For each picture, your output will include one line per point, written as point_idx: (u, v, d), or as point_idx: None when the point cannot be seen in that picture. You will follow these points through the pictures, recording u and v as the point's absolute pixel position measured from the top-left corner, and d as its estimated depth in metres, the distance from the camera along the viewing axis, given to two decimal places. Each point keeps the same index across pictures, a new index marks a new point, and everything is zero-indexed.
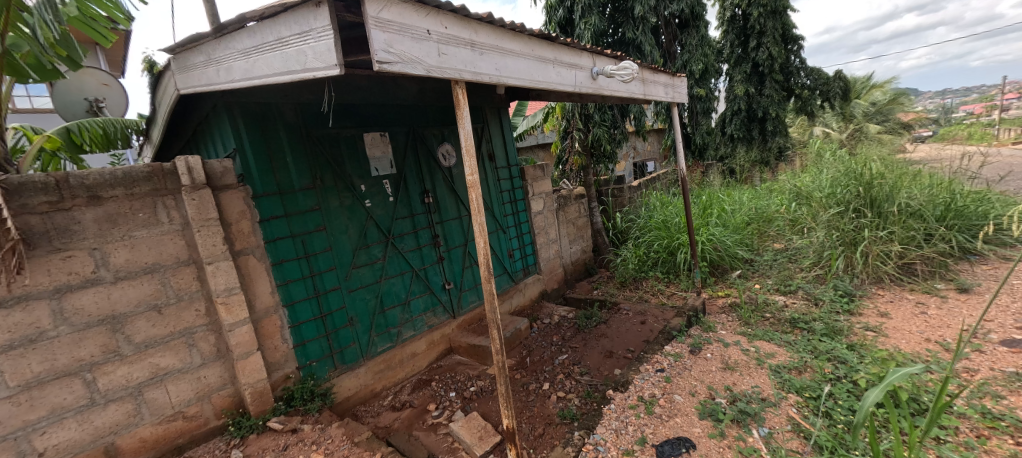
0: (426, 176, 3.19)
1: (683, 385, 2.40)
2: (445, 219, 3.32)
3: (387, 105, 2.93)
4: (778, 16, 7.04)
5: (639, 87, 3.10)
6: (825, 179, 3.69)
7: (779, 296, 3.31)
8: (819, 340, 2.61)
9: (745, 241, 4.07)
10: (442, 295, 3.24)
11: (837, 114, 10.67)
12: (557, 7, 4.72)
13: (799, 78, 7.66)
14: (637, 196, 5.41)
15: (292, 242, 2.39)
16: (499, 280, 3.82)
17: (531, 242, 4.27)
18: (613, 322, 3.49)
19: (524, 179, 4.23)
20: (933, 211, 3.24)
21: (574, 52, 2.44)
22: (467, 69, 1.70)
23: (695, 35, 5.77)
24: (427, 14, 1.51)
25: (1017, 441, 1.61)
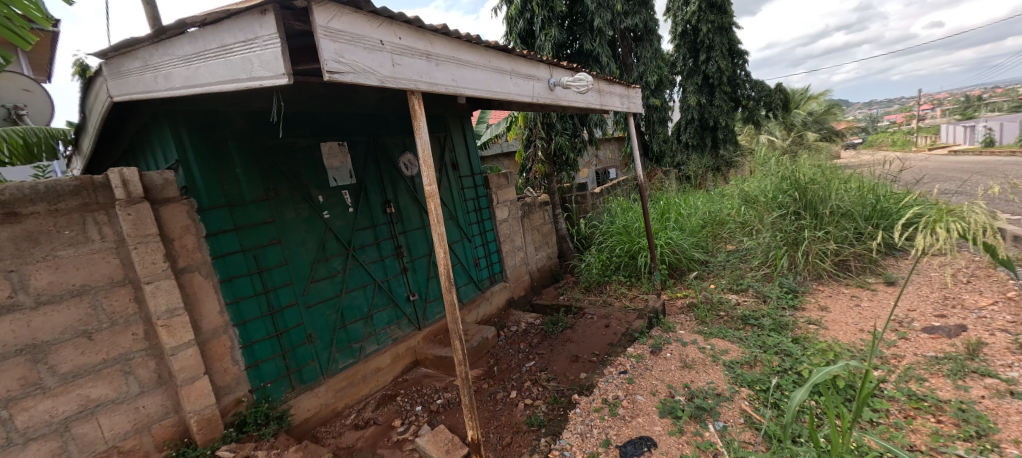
0: (388, 185, 3.13)
1: (644, 385, 2.47)
2: (409, 229, 3.26)
3: (346, 113, 2.86)
4: (724, 32, 7.51)
5: (596, 98, 3.21)
6: (769, 184, 3.96)
7: (731, 295, 3.50)
8: (768, 335, 2.77)
9: (700, 243, 4.26)
10: (407, 307, 3.18)
11: (780, 123, 11.44)
12: (518, 18, 4.83)
13: (745, 89, 8.18)
14: (599, 202, 5.56)
15: (243, 257, 2.26)
16: (465, 289, 3.79)
17: (496, 250, 4.27)
18: (578, 326, 3.54)
19: (488, 187, 4.24)
20: (862, 212, 3.54)
21: (531, 64, 2.50)
22: (422, 80, 1.70)
23: (649, 49, 6.07)
24: (379, 24, 1.50)
25: (938, 419, 1.77)
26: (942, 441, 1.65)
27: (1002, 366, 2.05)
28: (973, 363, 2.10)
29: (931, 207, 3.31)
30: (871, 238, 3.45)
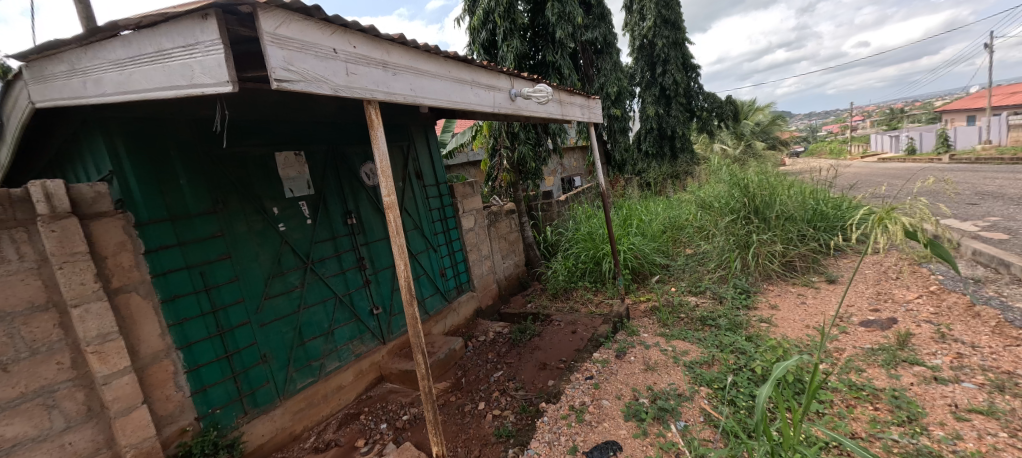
0: (349, 196, 3.04)
1: (610, 389, 2.51)
2: (371, 240, 3.17)
3: (302, 121, 2.76)
4: (678, 47, 7.92)
5: (557, 108, 3.28)
6: (722, 191, 4.17)
7: (691, 297, 3.64)
8: (724, 334, 2.90)
9: (661, 248, 4.40)
10: (370, 321, 3.07)
11: (732, 133, 12.11)
12: (480, 29, 4.88)
13: (698, 101, 8.64)
14: (564, 209, 5.64)
15: (188, 274, 2.11)
16: (431, 301, 3.72)
17: (463, 260, 4.23)
18: (546, 334, 3.56)
19: (454, 196, 4.20)
20: (806, 217, 3.79)
21: (492, 75, 2.52)
22: (379, 89, 1.68)
23: (608, 61, 6.27)
24: (332, 32, 1.48)
25: (875, 407, 1.91)
26: (879, 427, 1.77)
27: (927, 355, 2.24)
28: (903, 352, 2.28)
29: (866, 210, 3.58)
30: (813, 241, 3.70)
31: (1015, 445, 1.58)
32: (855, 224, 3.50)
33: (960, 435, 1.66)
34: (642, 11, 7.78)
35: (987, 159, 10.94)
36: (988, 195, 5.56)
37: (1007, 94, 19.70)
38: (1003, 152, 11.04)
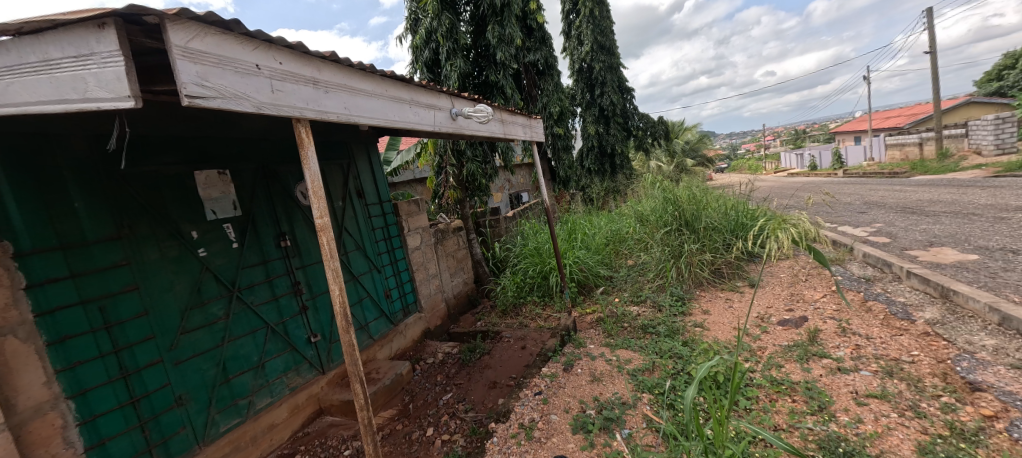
0: (282, 217, 2.86)
1: (558, 403, 2.53)
2: (308, 263, 2.98)
3: (228, 137, 2.57)
4: (613, 70, 8.46)
5: (499, 127, 3.35)
6: (656, 204, 4.43)
7: (633, 306, 3.79)
8: (663, 341, 3.05)
9: (604, 260, 4.57)
10: (307, 351, 2.87)
11: (666, 150, 13.00)
12: (423, 48, 4.89)
13: (634, 121, 9.23)
14: (512, 225, 5.68)
15: (84, 311, 1.85)
16: (375, 324, 3.55)
17: (409, 280, 4.10)
18: (496, 351, 3.53)
19: (398, 214, 4.09)
20: (728, 228, 4.13)
21: (432, 94, 2.52)
22: (309, 107, 1.62)
23: (551, 82, 6.46)
24: (255, 48, 1.42)
25: (793, 399, 2.10)
26: (797, 418, 1.94)
27: (832, 348, 2.51)
28: (813, 347, 2.54)
29: (773, 220, 3.97)
30: (733, 250, 4.04)
31: (903, 423, 1.80)
32: (764, 235, 3.87)
33: (861, 418, 1.86)
34: (579, 37, 8.23)
35: (871, 174, 12.71)
36: (874, 204, 6.44)
37: (884, 119, 23.14)
38: (883, 168, 12.90)
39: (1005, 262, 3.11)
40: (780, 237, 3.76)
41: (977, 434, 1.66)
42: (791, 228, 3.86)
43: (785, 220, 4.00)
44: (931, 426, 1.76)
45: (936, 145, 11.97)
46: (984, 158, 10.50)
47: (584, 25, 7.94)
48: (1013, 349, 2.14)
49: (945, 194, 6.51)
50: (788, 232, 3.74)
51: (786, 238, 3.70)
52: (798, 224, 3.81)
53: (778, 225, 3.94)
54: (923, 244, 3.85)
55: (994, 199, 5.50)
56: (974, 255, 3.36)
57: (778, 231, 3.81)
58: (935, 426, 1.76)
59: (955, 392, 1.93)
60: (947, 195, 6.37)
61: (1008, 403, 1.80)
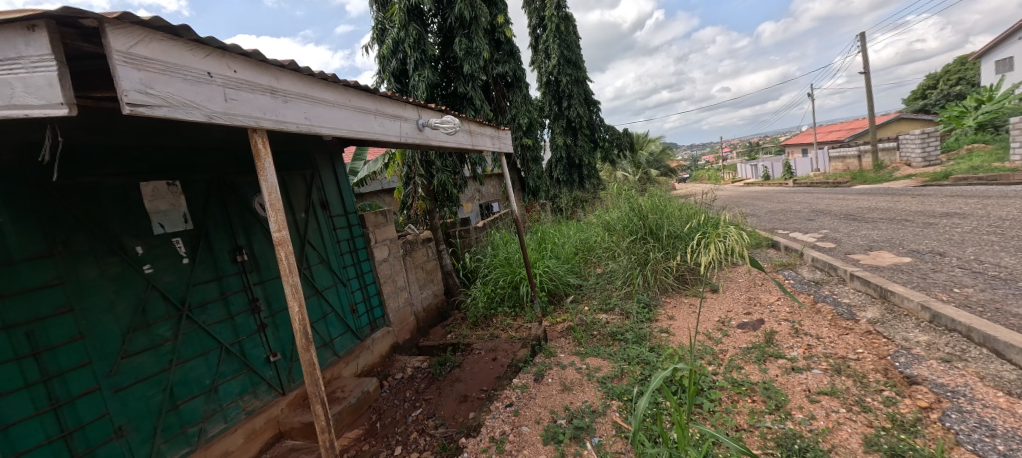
0: (238, 230, 2.72)
1: (529, 414, 2.52)
2: (267, 279, 2.84)
3: (179, 146, 2.44)
4: (580, 84, 8.70)
5: (467, 138, 3.35)
6: (622, 213, 4.54)
7: (602, 315, 3.85)
8: (631, 347, 3.11)
9: (573, 269, 4.63)
10: (265, 371, 2.72)
11: (631, 162, 13.42)
12: (390, 58, 4.86)
13: (600, 133, 9.48)
14: (482, 236, 5.65)
15: (8, 337, 1.68)
16: (341, 341, 3.42)
17: (376, 293, 3.98)
18: (466, 364, 3.48)
19: (364, 226, 3.97)
20: (688, 236, 4.20)
21: (398, 105, 2.50)
22: (266, 116, 1.57)
23: (519, 94, 6.56)
24: (206, 55, 1.38)
25: (753, 399, 2.18)
26: (756, 418, 2.02)
27: (786, 349, 2.64)
28: (769, 348, 2.67)
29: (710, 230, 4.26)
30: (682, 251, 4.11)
31: (850, 418, 1.91)
32: (701, 247, 4.09)
33: (814, 415, 1.96)
34: (546, 50, 8.42)
35: (818, 184, 13.62)
36: (821, 212, 6.89)
37: (827, 133, 24.92)
38: (828, 178, 13.85)
39: (934, 264, 3.39)
40: (712, 250, 4.02)
41: (914, 425, 1.78)
42: (724, 240, 4.11)
43: (717, 229, 4.26)
44: (875, 419, 1.87)
45: (873, 157, 13.00)
46: (914, 169, 11.48)
47: (551, 39, 8.13)
48: (943, 343, 2.33)
49: (882, 202, 7.06)
50: (720, 245, 4.00)
51: (717, 251, 3.96)
52: (733, 236, 4.04)
53: (716, 236, 4.16)
54: (864, 248, 4.15)
55: (923, 207, 6.01)
56: (908, 257, 3.65)
57: (713, 243, 4.05)
58: (879, 419, 1.87)
59: (895, 386, 2.07)
60: (884, 203, 6.90)
61: (940, 394, 1.95)
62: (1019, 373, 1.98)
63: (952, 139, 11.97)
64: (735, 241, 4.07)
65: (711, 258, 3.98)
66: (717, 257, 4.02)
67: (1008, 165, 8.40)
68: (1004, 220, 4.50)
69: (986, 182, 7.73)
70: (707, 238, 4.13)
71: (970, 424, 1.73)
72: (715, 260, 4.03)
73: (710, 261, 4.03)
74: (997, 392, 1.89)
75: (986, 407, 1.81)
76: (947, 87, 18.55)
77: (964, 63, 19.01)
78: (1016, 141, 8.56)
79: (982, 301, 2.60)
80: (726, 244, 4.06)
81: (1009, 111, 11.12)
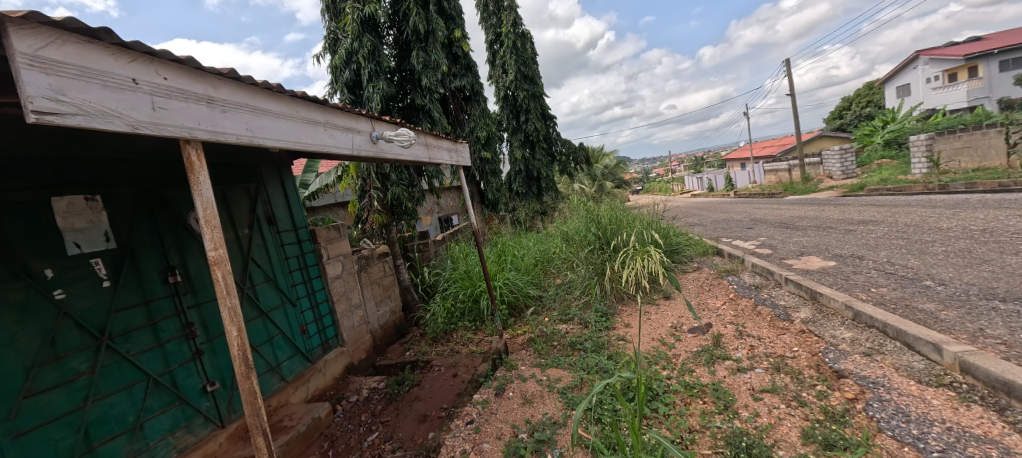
0: (171, 248, 2.50)
1: (490, 431, 2.47)
2: (203, 301, 2.62)
3: (101, 158, 2.22)
4: (536, 99, 8.89)
5: (423, 151, 3.31)
6: (580, 225, 4.71)
7: (561, 325, 3.89)
8: (590, 356, 3.15)
9: (533, 281, 4.65)
10: (201, 403, 2.49)
11: (588, 174, 13.81)
12: (343, 68, 4.72)
13: (557, 146, 9.71)
14: (441, 249, 5.57)
15: None
16: (288, 364, 3.22)
17: (329, 312, 3.78)
18: (426, 381, 3.38)
19: (315, 241, 3.78)
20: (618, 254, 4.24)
21: (349, 116, 2.43)
22: (201, 127, 1.49)
23: (477, 108, 6.63)
24: (130, 60, 1.29)
25: (704, 400, 2.28)
26: (707, 418, 2.11)
27: (732, 350, 2.79)
28: (717, 350, 2.81)
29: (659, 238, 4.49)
30: (614, 266, 4.17)
31: (790, 412, 2.04)
32: (624, 264, 4.14)
33: (758, 412, 2.08)
34: (503, 65, 8.57)
35: (755, 195, 14.69)
36: (758, 221, 7.42)
37: (762, 148, 27.03)
38: (764, 190, 15.00)
39: (855, 266, 3.75)
40: (636, 269, 4.05)
41: (843, 415, 1.93)
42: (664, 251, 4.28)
43: (647, 248, 4.24)
44: (810, 412, 2.02)
45: (801, 171, 14.25)
46: (835, 180, 12.70)
47: (508, 55, 8.29)
48: (864, 339, 2.56)
49: (810, 211, 7.73)
50: (641, 263, 4.02)
51: (638, 271, 4.00)
52: (656, 255, 4.04)
53: (643, 255, 4.15)
54: (796, 254, 4.51)
55: (843, 215, 6.65)
56: (833, 261, 4.00)
57: (635, 263, 4.08)
58: (814, 412, 2.01)
59: (826, 381, 2.24)
60: (812, 212, 7.57)
61: (864, 385, 2.13)
62: (926, 363, 2.21)
63: (864, 154, 13.39)
64: (658, 261, 4.07)
65: (631, 278, 4.03)
66: (636, 276, 4.06)
67: (911, 177, 9.48)
68: (909, 226, 5.07)
69: (894, 193, 8.70)
70: (634, 255, 4.15)
71: (889, 412, 1.90)
72: (637, 278, 4.06)
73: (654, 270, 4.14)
74: (910, 381, 2.09)
75: (900, 395, 2.00)
76: (859, 108, 20.80)
77: (871, 87, 21.47)
78: (915, 157, 9.71)
79: (894, 299, 2.90)
80: (646, 265, 4.08)
81: (909, 130, 12.64)
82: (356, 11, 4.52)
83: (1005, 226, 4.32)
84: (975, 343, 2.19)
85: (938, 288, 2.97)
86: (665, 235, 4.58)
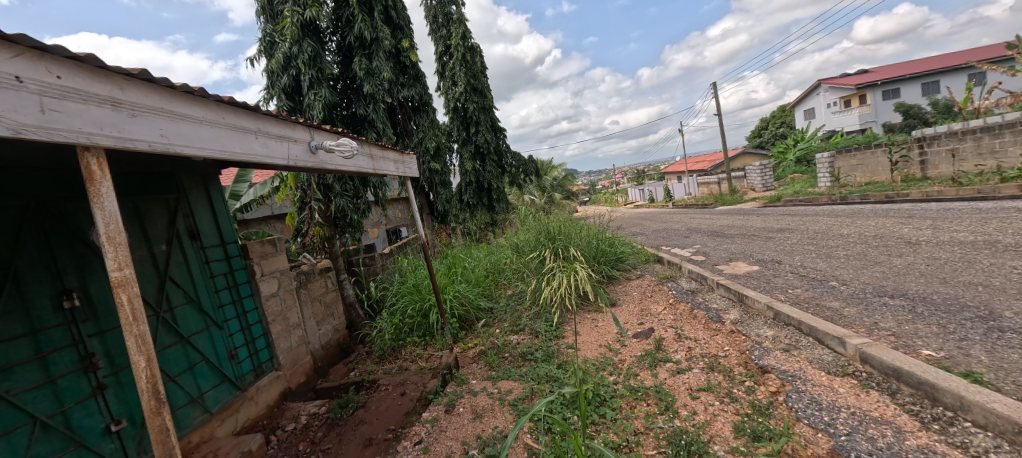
0: (67, 269, 2.19)
1: (440, 449, 2.40)
2: (106, 328, 2.30)
3: None
4: (485, 111, 8.97)
5: (367, 162, 3.18)
6: (530, 236, 4.78)
7: (512, 336, 3.88)
8: (540, 366, 3.17)
9: (483, 292, 4.61)
10: (104, 445, 2.17)
11: (537, 186, 14.09)
12: (280, 73, 4.46)
13: (506, 158, 9.82)
14: (388, 262, 5.39)
15: None
16: (213, 394, 2.92)
17: (262, 334, 3.49)
18: (371, 403, 3.22)
19: (246, 257, 3.48)
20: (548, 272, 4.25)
21: (285, 125, 2.29)
22: (104, 133, 1.37)
23: (426, 118, 6.58)
24: (17, 56, 1.19)
25: (647, 402, 2.37)
26: (651, 420, 2.19)
27: (672, 353, 2.94)
28: (659, 353, 2.94)
29: (605, 248, 4.69)
30: (550, 282, 4.15)
31: (722, 409, 2.17)
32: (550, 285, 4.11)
33: (696, 410, 2.19)
34: (453, 77, 8.57)
35: (690, 206, 15.76)
36: (693, 230, 7.96)
37: (695, 162, 29.17)
38: (698, 201, 16.15)
39: (775, 270, 4.13)
40: (563, 288, 3.99)
41: (768, 408, 2.10)
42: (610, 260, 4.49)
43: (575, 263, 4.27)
44: (741, 407, 2.16)
45: (728, 183, 15.55)
46: (757, 193, 13.98)
47: (457, 67, 8.32)
48: (783, 336, 2.81)
49: (737, 220, 8.43)
50: (567, 281, 4.01)
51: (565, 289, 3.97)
52: (580, 273, 4.05)
53: (572, 271, 4.16)
54: (726, 260, 4.89)
55: (765, 224, 7.33)
56: (757, 266, 4.38)
57: (564, 281, 4.06)
58: (743, 407, 2.16)
59: (753, 376, 2.43)
60: (739, 221, 8.25)
61: (783, 379, 2.33)
62: (833, 355, 2.46)
63: (781, 169, 14.90)
64: (584, 278, 4.06)
65: (556, 298, 4.00)
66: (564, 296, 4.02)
67: (818, 190, 10.67)
68: (817, 233, 5.69)
69: (805, 204, 9.75)
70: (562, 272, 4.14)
71: (805, 402, 2.09)
72: (565, 297, 4.02)
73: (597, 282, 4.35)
74: (821, 372, 2.32)
75: (813, 386, 2.21)
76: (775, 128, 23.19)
77: (784, 110, 24.07)
78: (821, 172, 10.98)
79: (806, 298, 3.23)
80: (573, 281, 4.07)
81: (815, 149, 14.28)
82: (295, 15, 4.33)
83: (891, 232, 4.98)
84: (871, 335, 2.48)
85: (841, 287, 3.35)
86: (610, 245, 4.79)
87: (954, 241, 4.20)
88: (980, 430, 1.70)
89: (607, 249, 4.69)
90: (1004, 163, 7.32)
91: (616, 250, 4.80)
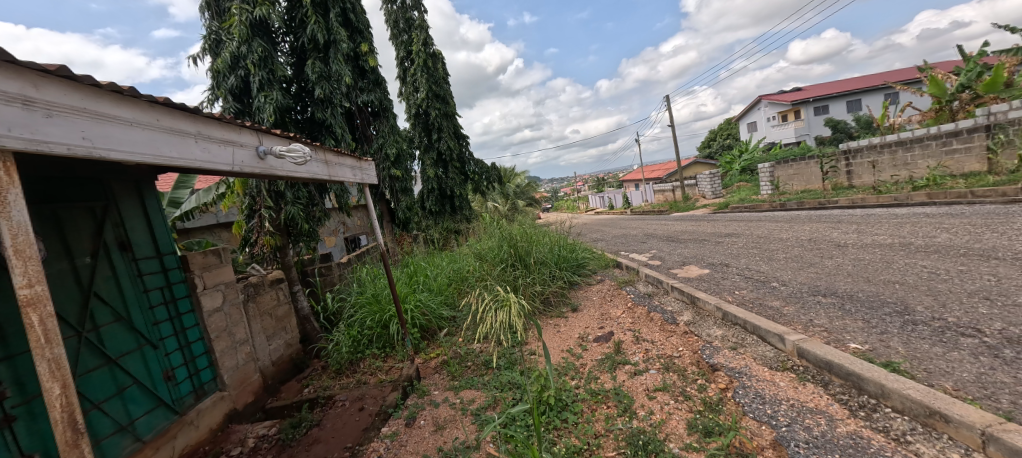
0: None
1: None
2: (16, 352, 2.05)
3: None
4: (447, 118, 8.91)
5: (321, 168, 3.05)
6: (494, 244, 4.71)
7: (475, 344, 3.84)
8: (503, 373, 3.16)
9: (446, 301, 4.50)
10: None
11: (499, 194, 14.14)
12: (228, 73, 4.22)
13: (469, 165, 9.76)
14: (346, 272, 5.20)
15: None
16: (146, 420, 2.67)
17: (204, 352, 3.24)
18: (327, 420, 3.07)
19: (186, 269, 3.23)
20: (495, 290, 4.06)
21: (229, 129, 2.16)
22: (14, 135, 1.24)
23: (386, 124, 6.44)
24: None
25: (608, 405, 2.42)
26: (610, 422, 2.24)
27: (631, 355, 3.02)
28: (618, 356, 3.02)
29: (566, 254, 4.77)
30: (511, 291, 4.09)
31: (677, 407, 2.26)
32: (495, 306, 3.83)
33: (652, 410, 2.26)
34: (414, 83, 8.48)
35: (647, 213, 16.39)
36: (650, 236, 8.26)
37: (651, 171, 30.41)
38: (653, 208, 16.84)
39: (723, 273, 4.38)
40: (507, 311, 3.68)
41: (718, 404, 2.20)
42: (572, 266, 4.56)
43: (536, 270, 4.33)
44: (693, 404, 2.26)
45: (681, 191, 16.33)
46: (708, 200, 14.78)
47: (419, 73, 8.23)
48: (731, 335, 2.97)
49: (690, 226, 8.86)
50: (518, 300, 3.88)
51: (510, 315, 3.72)
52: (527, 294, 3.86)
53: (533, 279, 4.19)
54: (680, 264, 5.11)
55: (714, 229, 7.75)
56: (707, 269, 4.62)
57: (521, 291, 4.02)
58: (696, 404, 2.26)
59: (704, 374, 2.54)
60: (691, 227, 8.68)
61: (731, 375, 2.46)
62: (774, 351, 2.63)
63: (728, 178, 15.86)
64: None
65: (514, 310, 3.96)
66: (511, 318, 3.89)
67: (761, 198, 11.45)
68: (760, 237, 6.08)
69: (750, 210, 10.41)
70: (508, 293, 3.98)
71: (751, 396, 2.21)
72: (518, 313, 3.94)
73: (559, 288, 4.40)
74: (764, 368, 2.47)
75: (758, 381, 2.34)
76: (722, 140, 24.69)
77: (730, 122, 25.68)
78: (763, 181, 11.80)
79: (751, 299, 3.44)
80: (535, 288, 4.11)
81: (757, 159, 15.32)
82: (244, 13, 4.11)
83: (824, 236, 5.42)
84: (807, 331, 2.68)
85: (781, 287, 3.60)
86: (571, 251, 4.89)
87: (876, 243, 4.64)
88: (898, 415, 1.87)
89: (568, 256, 4.77)
90: (915, 174, 8.18)
91: (578, 256, 4.90)
